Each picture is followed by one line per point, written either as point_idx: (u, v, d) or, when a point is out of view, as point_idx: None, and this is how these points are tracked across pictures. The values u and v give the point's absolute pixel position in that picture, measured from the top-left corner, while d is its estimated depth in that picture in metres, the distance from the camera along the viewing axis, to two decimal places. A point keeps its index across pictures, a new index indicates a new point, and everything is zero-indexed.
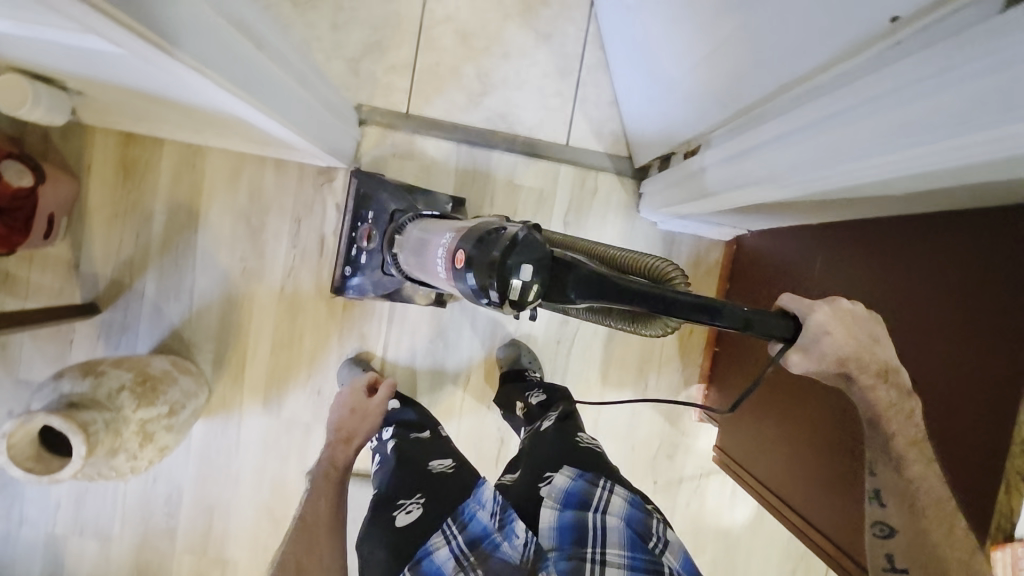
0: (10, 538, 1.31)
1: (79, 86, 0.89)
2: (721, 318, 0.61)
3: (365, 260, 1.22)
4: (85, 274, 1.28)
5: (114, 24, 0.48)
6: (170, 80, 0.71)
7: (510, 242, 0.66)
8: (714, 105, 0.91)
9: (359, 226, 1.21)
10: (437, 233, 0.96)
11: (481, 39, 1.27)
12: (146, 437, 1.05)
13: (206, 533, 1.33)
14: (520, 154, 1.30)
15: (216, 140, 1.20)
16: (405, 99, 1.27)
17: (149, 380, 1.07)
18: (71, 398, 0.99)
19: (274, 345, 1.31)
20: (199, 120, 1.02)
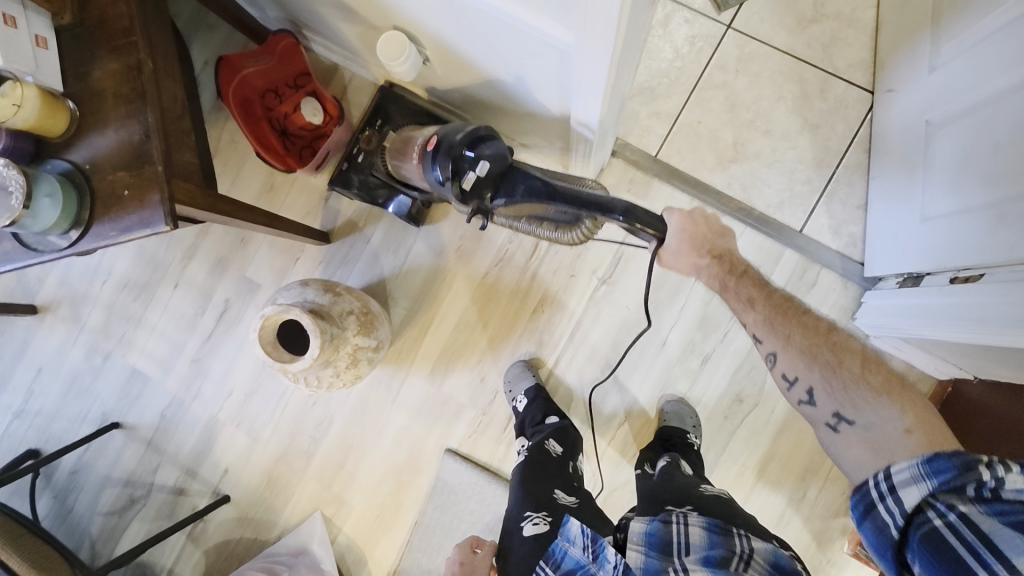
0: (182, 407, 1.46)
1: (434, 54, 1.03)
2: (617, 214, 0.70)
3: (361, 159, 1.35)
4: (330, 206, 1.43)
5: (609, 17, 0.57)
6: (547, 68, 0.82)
7: (471, 145, 0.89)
8: (1022, 241, 0.86)
9: (366, 128, 1.34)
10: (421, 134, 1.13)
11: (750, 111, 1.31)
12: (352, 363, 1.15)
13: (337, 469, 1.41)
14: (750, 226, 1.30)
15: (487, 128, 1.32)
16: (658, 144, 1.34)
17: (367, 313, 1.19)
18: (315, 305, 1.11)
19: (459, 322, 1.40)
20: (501, 106, 1.13)
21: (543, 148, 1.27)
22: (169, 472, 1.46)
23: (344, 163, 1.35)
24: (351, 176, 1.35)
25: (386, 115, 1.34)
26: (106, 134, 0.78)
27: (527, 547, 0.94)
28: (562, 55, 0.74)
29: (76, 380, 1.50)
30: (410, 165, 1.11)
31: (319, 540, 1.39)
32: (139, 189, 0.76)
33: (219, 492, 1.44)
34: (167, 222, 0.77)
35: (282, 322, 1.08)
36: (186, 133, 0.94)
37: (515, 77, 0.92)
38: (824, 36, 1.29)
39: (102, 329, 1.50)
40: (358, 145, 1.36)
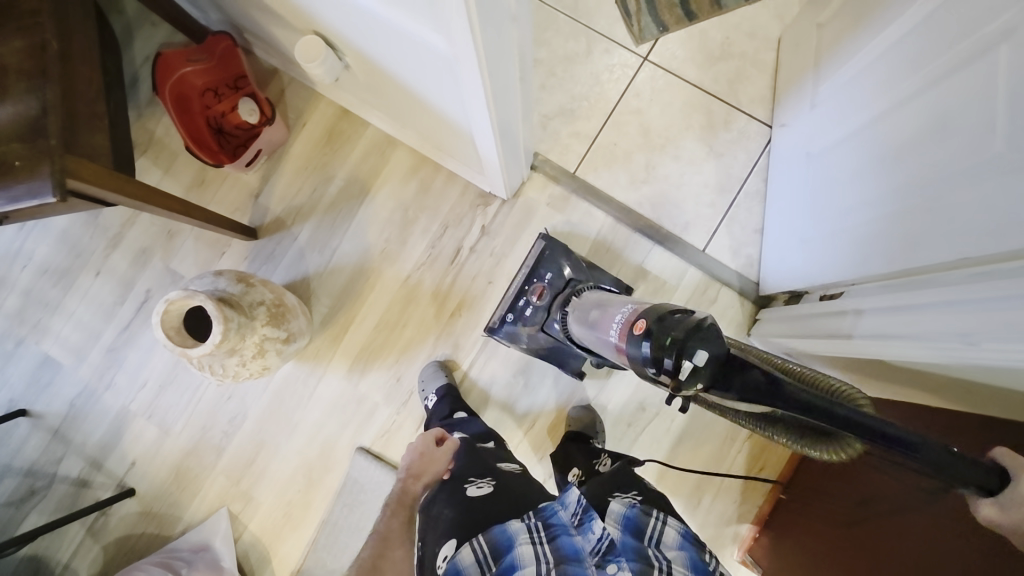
0: (93, 396, 1.44)
1: (356, 64, 1.10)
2: (918, 456, 0.51)
3: (528, 313, 1.32)
4: (260, 203, 1.47)
5: (464, 27, 0.63)
6: (444, 80, 0.89)
7: (691, 330, 0.69)
8: (868, 263, 0.96)
9: (534, 281, 1.32)
10: (618, 304, 1.00)
11: (661, 137, 1.41)
12: (259, 352, 1.17)
13: (248, 465, 1.40)
14: (657, 243, 1.39)
15: (415, 139, 1.38)
16: (577, 161, 1.42)
17: (280, 306, 1.21)
18: (224, 293, 1.13)
19: (379, 322, 1.43)
20: (419, 117, 1.18)
21: (463, 162, 1.32)
22: (73, 463, 1.43)
23: (509, 313, 1.33)
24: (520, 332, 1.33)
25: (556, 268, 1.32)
26: (6, 109, 0.81)
27: (477, 503, 0.95)
28: (447, 64, 0.80)
29: None
30: (598, 335, 1.01)
31: (222, 536, 1.37)
32: (31, 162, 0.79)
33: (123, 485, 1.42)
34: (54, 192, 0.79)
35: (187, 308, 1.09)
36: (99, 118, 0.97)
37: (420, 85, 0.99)
38: (730, 73, 1.41)
39: (17, 314, 1.48)
40: (524, 295, 1.33)
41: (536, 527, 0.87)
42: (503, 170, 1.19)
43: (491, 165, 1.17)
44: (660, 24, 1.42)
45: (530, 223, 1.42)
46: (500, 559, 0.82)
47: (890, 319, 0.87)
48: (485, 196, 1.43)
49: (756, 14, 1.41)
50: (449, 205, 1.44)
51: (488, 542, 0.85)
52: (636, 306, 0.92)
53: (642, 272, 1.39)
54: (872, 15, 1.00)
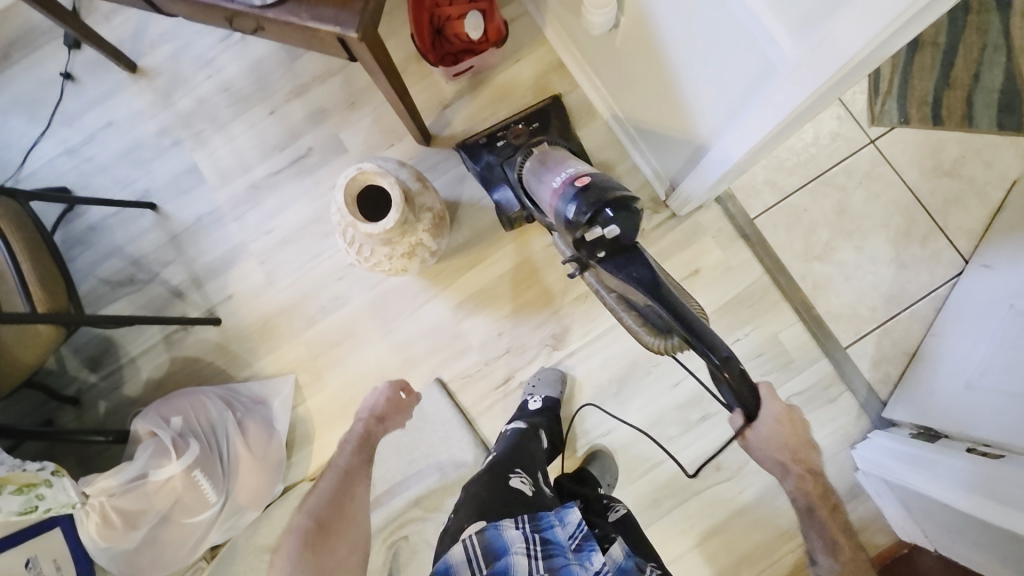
0: (219, 221, 1.47)
1: (628, 26, 1.08)
2: (716, 357, 0.79)
3: (500, 147, 1.35)
4: (446, 113, 1.46)
5: (862, 35, 0.61)
6: (735, 81, 0.86)
7: (620, 205, 0.89)
8: None
9: (518, 125, 1.36)
10: (570, 159, 1.10)
11: (854, 223, 1.36)
12: (408, 253, 1.17)
13: (330, 346, 1.42)
14: (802, 321, 1.35)
15: (623, 119, 1.37)
16: (760, 210, 1.38)
17: (440, 219, 1.21)
18: (405, 185, 1.14)
19: (506, 274, 1.42)
20: (655, 105, 1.17)
21: (667, 164, 1.30)
22: (177, 272, 1.46)
23: (485, 139, 1.37)
24: (483, 150, 1.36)
25: (544, 123, 1.38)
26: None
27: (506, 493, 0.95)
28: (768, 71, 0.78)
29: (136, 149, 1.50)
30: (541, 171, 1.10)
31: (281, 400, 1.38)
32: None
33: (212, 312, 1.45)
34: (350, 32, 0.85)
35: (366, 184, 1.10)
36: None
37: (691, 77, 0.97)
38: (949, 192, 1.35)
39: (185, 116, 1.51)
40: (504, 132, 1.36)
41: (532, 539, 0.87)
42: (710, 185, 1.16)
43: (705, 179, 1.14)
44: (903, 116, 1.37)
45: (688, 246, 1.39)
46: (492, 562, 0.83)
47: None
48: (657, 201, 1.41)
49: (1001, 147, 1.35)
50: None
51: (481, 544, 0.85)
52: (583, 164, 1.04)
53: (774, 341, 1.35)
54: None
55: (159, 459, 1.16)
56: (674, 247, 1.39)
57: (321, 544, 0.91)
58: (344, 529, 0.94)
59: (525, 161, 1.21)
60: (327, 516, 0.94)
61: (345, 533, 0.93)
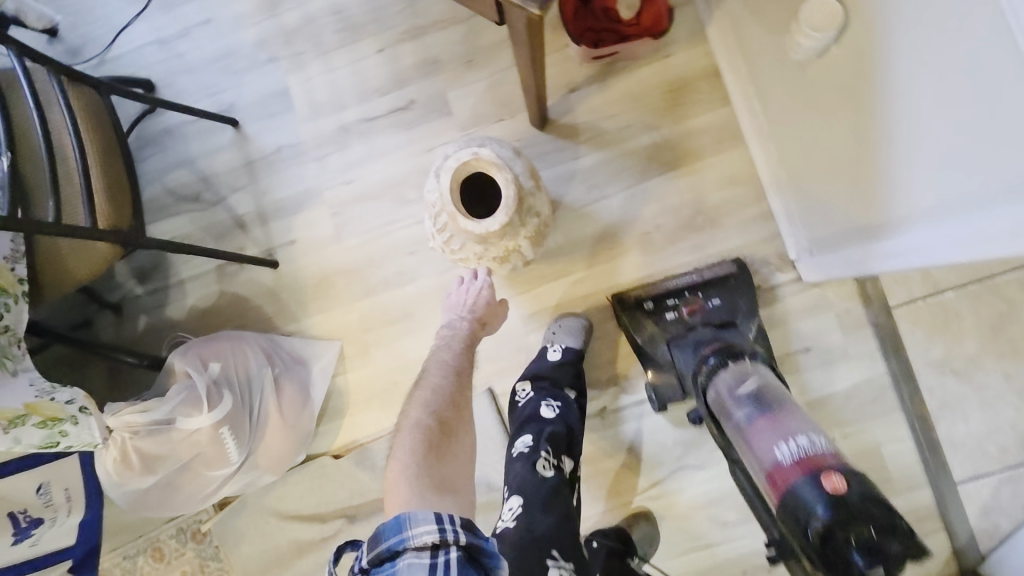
0: (299, 158, 1.35)
1: (861, 52, 0.88)
2: None
3: (666, 315, 1.19)
4: (570, 99, 1.28)
5: None
6: (991, 178, 0.67)
7: (895, 540, 0.65)
8: None
9: (694, 293, 1.19)
10: (785, 404, 0.87)
11: (1011, 345, 1.14)
12: (500, 256, 1.03)
13: (386, 323, 1.31)
14: (911, 437, 1.17)
15: (780, 156, 1.16)
16: (903, 301, 1.18)
17: (543, 228, 1.06)
18: (518, 182, 0.97)
19: (590, 295, 1.27)
20: (840, 160, 0.98)
21: (821, 229, 1.10)
22: (245, 201, 1.36)
23: (648, 302, 1.20)
24: (643, 316, 1.20)
25: (718, 284, 1.19)
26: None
27: None
28: None
29: (229, 56, 1.37)
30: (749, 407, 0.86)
31: (323, 365, 1.29)
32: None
33: (271, 253, 1.35)
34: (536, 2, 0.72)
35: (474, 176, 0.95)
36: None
37: (921, 146, 0.78)
38: None
39: (287, 33, 1.36)
40: (675, 299, 1.20)
41: None
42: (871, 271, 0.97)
43: (873, 265, 0.95)
44: None
45: (805, 319, 1.21)
46: None
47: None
48: (784, 260, 1.22)
49: None
50: (742, 242, 1.23)
51: None
52: (819, 436, 0.80)
53: (872, 451, 1.19)
54: None
55: (188, 408, 1.07)
56: (788, 317, 1.21)
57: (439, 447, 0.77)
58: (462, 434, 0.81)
59: (704, 353, 1.01)
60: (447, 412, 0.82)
61: (464, 437, 0.81)
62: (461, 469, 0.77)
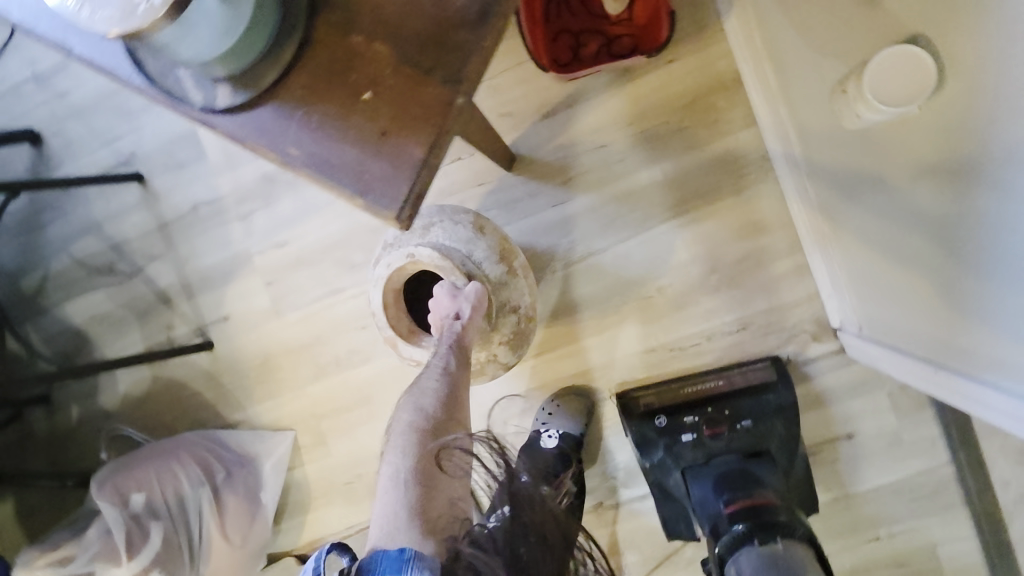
0: (220, 217, 1.11)
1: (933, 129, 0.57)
2: None
3: (684, 437, 0.92)
4: (544, 127, 0.99)
5: None
6: None
7: None
8: None
9: (722, 411, 0.93)
10: None
11: None
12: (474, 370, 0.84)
13: (342, 409, 1.12)
14: (977, 537, 0.96)
15: (819, 200, 0.87)
16: None
17: (527, 325, 0.85)
18: (476, 271, 0.79)
19: (581, 373, 1.04)
20: (902, 256, 0.70)
21: (878, 319, 0.84)
22: (166, 272, 1.14)
23: (660, 417, 0.95)
24: (657, 440, 0.93)
25: (755, 397, 0.94)
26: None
27: None
28: None
29: (122, 93, 1.11)
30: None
31: (275, 461, 1.11)
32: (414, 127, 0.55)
33: (204, 332, 1.15)
34: (399, 215, 0.55)
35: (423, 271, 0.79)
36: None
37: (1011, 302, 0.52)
38: None
39: None
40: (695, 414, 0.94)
41: None
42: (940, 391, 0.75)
43: (962, 400, 0.70)
44: None
45: (847, 398, 0.97)
46: None
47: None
48: (823, 326, 0.97)
49: None
50: (769, 305, 0.97)
51: None
52: None
53: (926, 552, 0.98)
54: None
55: (104, 561, 0.94)
56: (827, 396, 0.98)
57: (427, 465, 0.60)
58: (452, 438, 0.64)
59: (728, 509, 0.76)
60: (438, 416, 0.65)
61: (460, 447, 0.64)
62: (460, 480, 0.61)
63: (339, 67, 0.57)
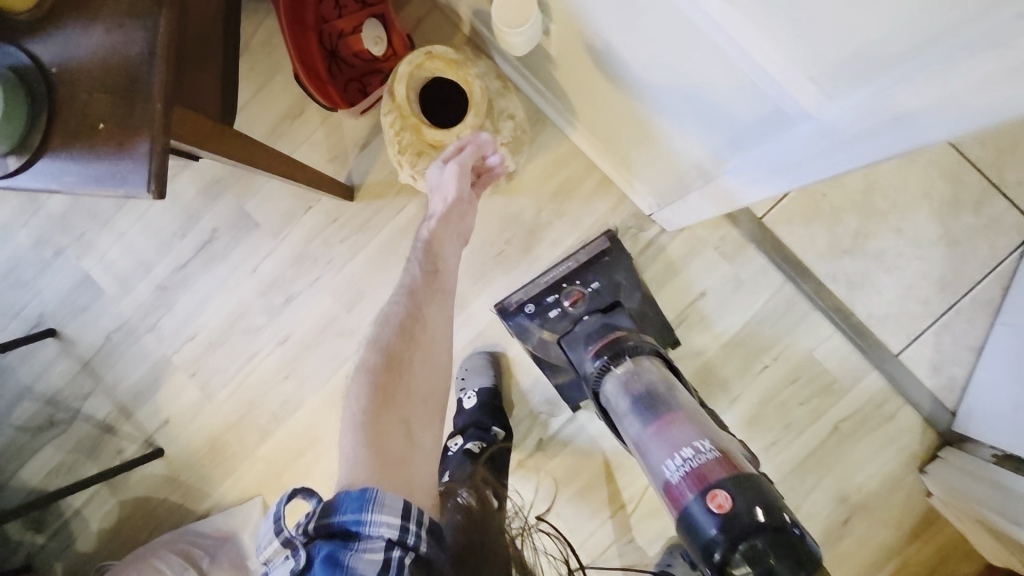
0: (133, 336, 1.24)
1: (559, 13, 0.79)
2: None
3: (553, 315, 1.07)
4: (365, 155, 1.19)
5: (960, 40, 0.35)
6: (726, 103, 0.61)
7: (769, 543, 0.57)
8: None
9: (575, 284, 1.07)
10: (689, 418, 0.74)
11: (885, 201, 1.08)
12: (482, 171, 0.89)
13: (293, 457, 1.21)
14: (841, 332, 1.10)
15: (574, 117, 1.07)
16: (769, 204, 1.10)
17: (522, 133, 0.95)
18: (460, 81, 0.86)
19: (477, 337, 1.18)
20: (617, 112, 0.90)
21: (655, 186, 1.02)
22: (100, 404, 1.25)
23: (529, 305, 1.08)
24: (532, 325, 1.08)
25: (605, 267, 1.08)
26: (98, 44, 0.67)
27: None
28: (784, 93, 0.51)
29: (17, 268, 1.26)
30: (637, 415, 0.77)
31: (251, 530, 1.19)
32: (130, 132, 0.65)
33: (151, 443, 1.24)
34: (151, 189, 0.64)
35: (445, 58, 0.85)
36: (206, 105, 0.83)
37: (656, 97, 0.73)
38: (1003, 139, 1.06)
39: (62, 220, 1.24)
40: (557, 295, 1.07)
41: None
42: (702, 205, 0.91)
43: (711, 206, 0.89)
44: None
45: (688, 265, 1.13)
46: None
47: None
48: (641, 217, 1.14)
49: None
50: (595, 219, 1.15)
51: None
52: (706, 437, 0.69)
53: (809, 362, 1.11)
54: None
55: None
56: (671, 271, 1.14)
57: (390, 406, 0.66)
58: (416, 368, 0.70)
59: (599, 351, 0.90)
60: (402, 344, 0.71)
61: (423, 371, 0.70)
62: (422, 415, 0.67)
63: (72, 121, 0.66)
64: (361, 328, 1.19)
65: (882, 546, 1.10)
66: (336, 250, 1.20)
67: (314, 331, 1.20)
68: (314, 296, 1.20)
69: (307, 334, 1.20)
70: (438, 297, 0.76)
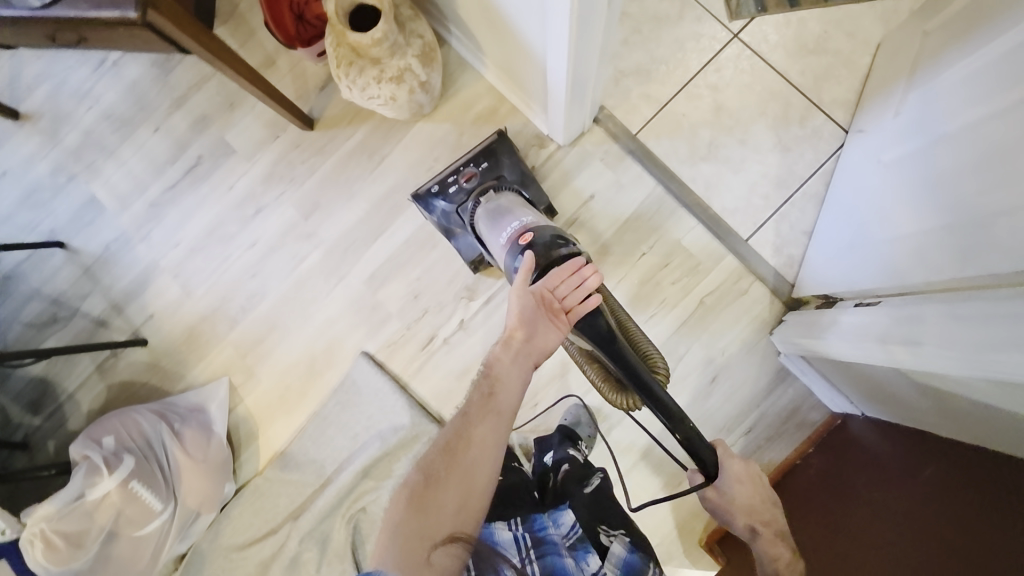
0: (128, 245, 1.50)
1: None
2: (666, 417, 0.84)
3: (453, 192, 1.33)
4: (323, 95, 1.48)
5: None
6: None
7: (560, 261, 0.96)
8: (905, 272, 0.97)
9: (469, 166, 1.34)
10: (519, 210, 1.17)
11: (732, 118, 1.37)
12: (398, 78, 1.19)
13: (257, 342, 1.45)
14: (701, 223, 1.37)
15: (479, 51, 1.37)
16: (641, 123, 1.39)
17: (432, 49, 1.22)
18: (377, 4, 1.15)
19: (410, 238, 1.43)
20: (491, 24, 1.18)
21: (531, 92, 1.31)
22: (97, 302, 1.49)
23: (434, 186, 1.34)
24: (436, 201, 1.34)
25: (495, 156, 1.34)
26: None
27: None
28: None
29: (35, 192, 1.52)
30: (488, 218, 1.19)
31: (218, 404, 1.40)
32: None
33: (138, 333, 1.47)
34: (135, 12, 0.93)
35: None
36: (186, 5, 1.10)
37: None
38: (817, 69, 1.36)
39: (75, 151, 1.53)
40: (456, 176, 1.33)
41: (524, 540, 0.95)
42: (555, 98, 1.19)
43: (558, 94, 1.17)
44: (759, 4, 1.39)
45: (580, 174, 1.41)
46: None
47: (995, 330, 0.71)
48: (542, 138, 1.42)
49: (859, 15, 1.36)
50: None
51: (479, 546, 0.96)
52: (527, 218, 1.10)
53: (678, 248, 1.37)
54: (971, 30, 0.95)
55: (89, 476, 1.21)
56: (566, 179, 1.41)
57: (427, 497, 0.77)
58: (466, 474, 0.78)
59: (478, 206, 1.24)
60: (440, 463, 0.79)
61: (456, 485, 0.78)
62: (451, 503, 0.77)
63: None
64: (316, 232, 1.45)
65: (744, 401, 1.35)
66: (298, 170, 1.47)
67: (279, 235, 1.46)
68: (279, 208, 1.47)
69: (272, 238, 1.46)
70: (481, 428, 0.81)
